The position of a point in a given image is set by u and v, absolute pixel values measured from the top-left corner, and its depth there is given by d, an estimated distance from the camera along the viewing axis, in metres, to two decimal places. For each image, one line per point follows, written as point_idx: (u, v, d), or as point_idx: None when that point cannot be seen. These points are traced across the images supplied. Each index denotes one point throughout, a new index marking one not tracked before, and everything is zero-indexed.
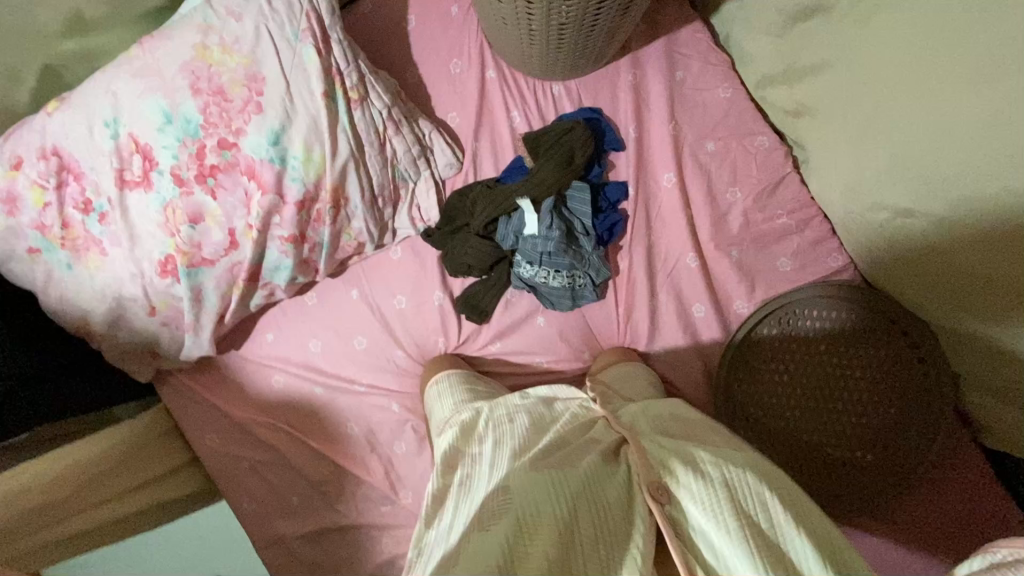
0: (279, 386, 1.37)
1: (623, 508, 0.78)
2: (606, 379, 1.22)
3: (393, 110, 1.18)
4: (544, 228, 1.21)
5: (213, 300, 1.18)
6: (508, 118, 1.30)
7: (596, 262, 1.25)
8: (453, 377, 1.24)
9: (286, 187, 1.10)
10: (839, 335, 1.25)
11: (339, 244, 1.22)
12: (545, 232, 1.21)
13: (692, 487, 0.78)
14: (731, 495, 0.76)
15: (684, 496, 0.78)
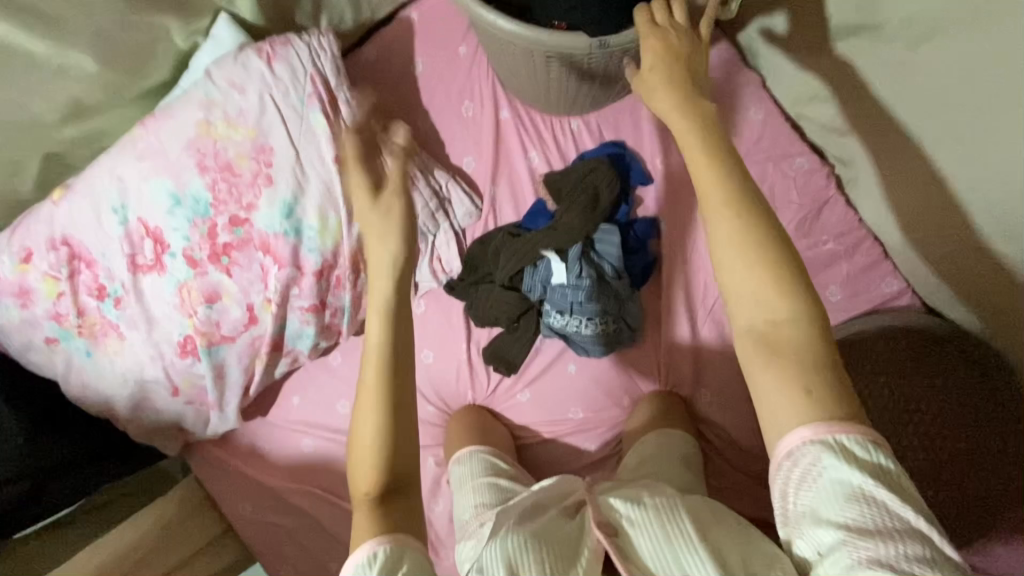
0: (307, 451, 1.32)
1: (574, 539, 0.80)
2: (641, 454, 1.13)
3: (408, 166, 1.11)
4: (573, 277, 1.14)
5: (237, 374, 1.14)
6: (525, 159, 1.24)
7: (629, 307, 1.18)
8: (476, 461, 1.16)
9: (303, 258, 1.04)
10: (899, 362, 1.10)
11: (361, 305, 1.16)
12: (574, 281, 1.14)
13: (633, 516, 0.80)
14: (669, 516, 0.80)
15: (632, 526, 0.79)
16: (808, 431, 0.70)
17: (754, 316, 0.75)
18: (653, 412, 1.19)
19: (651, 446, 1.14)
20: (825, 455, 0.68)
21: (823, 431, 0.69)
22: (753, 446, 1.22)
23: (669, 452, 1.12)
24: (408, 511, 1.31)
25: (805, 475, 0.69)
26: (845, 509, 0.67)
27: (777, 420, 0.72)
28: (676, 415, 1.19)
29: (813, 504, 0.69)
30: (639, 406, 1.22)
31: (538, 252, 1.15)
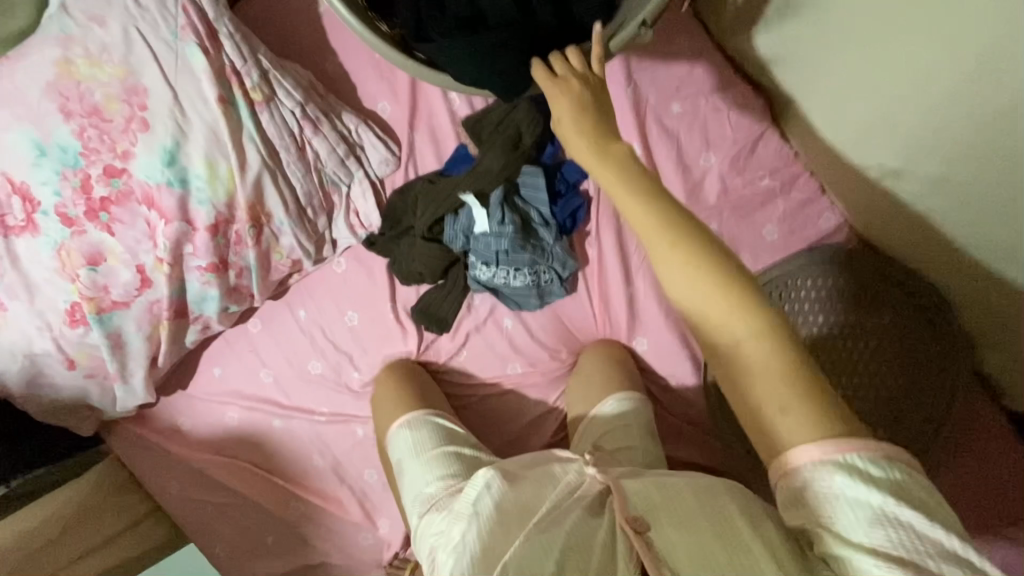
0: (233, 423, 1.26)
1: (606, 555, 0.76)
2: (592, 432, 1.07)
3: (308, 108, 1.03)
4: (497, 225, 1.07)
5: (139, 344, 1.06)
6: (444, 100, 1.15)
7: (558, 256, 1.12)
8: (435, 429, 1.06)
9: (192, 211, 0.96)
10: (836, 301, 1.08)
11: (271, 265, 1.09)
12: (498, 228, 1.08)
13: (667, 522, 0.76)
14: (722, 528, 0.74)
15: (664, 530, 0.75)
16: (818, 450, 0.68)
17: (738, 331, 0.71)
18: (607, 365, 1.14)
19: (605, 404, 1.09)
20: (841, 475, 0.67)
21: (822, 453, 0.67)
22: (688, 393, 1.19)
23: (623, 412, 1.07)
24: (342, 480, 1.26)
25: (825, 495, 0.67)
26: (867, 530, 0.65)
27: (791, 439, 0.69)
28: (624, 370, 1.15)
29: (839, 524, 0.67)
30: (590, 352, 1.18)
31: (459, 198, 1.09)
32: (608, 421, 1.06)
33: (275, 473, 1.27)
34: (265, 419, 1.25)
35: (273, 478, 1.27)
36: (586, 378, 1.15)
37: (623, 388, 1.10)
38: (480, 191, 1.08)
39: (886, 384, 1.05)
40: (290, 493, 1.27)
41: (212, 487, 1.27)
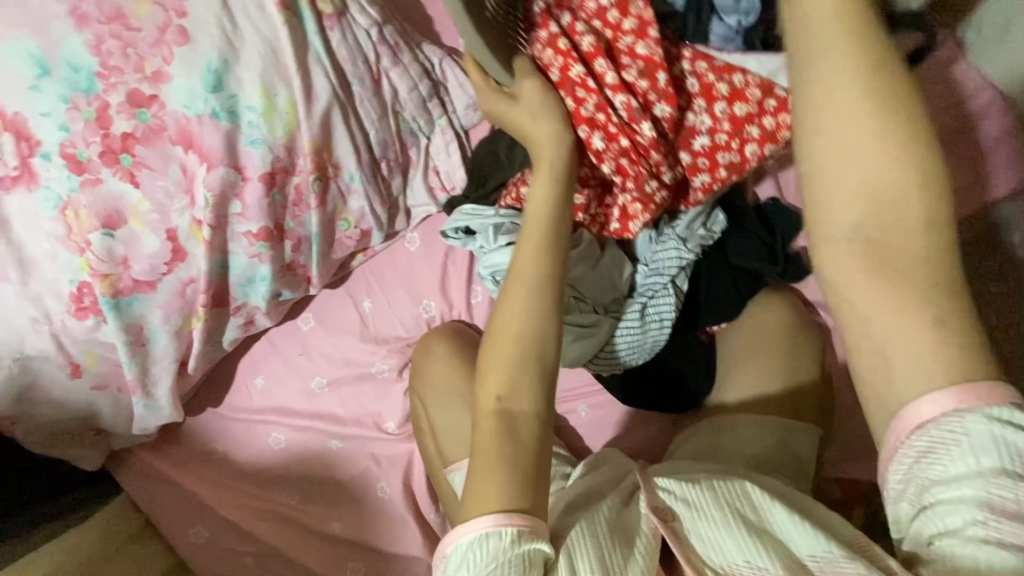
0: (277, 449, 0.99)
1: (623, 542, 0.65)
2: (725, 430, 0.83)
3: (386, 31, 0.80)
4: (655, 313, 0.74)
5: (165, 342, 0.81)
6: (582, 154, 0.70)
7: (753, 257, 0.85)
8: None
9: (242, 154, 0.73)
10: None
11: (335, 237, 0.84)
12: (652, 260, 0.75)
13: (683, 493, 0.68)
14: (719, 499, 0.65)
15: (688, 512, 0.65)
16: (949, 399, 0.48)
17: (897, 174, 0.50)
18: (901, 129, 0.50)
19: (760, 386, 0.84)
20: (977, 424, 0.46)
21: (965, 401, 0.47)
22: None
23: (774, 425, 0.81)
24: (413, 524, 0.96)
25: (929, 451, 0.48)
26: (836, 556, 0.56)
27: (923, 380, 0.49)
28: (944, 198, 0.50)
29: (937, 489, 0.48)
30: (765, 297, 0.87)
31: (708, 204, 0.75)
32: (753, 422, 0.82)
33: (327, 519, 0.97)
34: (319, 442, 0.99)
35: (323, 527, 0.97)
36: (747, 350, 0.86)
37: (783, 399, 0.83)
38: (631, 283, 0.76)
39: None
40: (347, 545, 0.97)
41: (249, 535, 0.98)
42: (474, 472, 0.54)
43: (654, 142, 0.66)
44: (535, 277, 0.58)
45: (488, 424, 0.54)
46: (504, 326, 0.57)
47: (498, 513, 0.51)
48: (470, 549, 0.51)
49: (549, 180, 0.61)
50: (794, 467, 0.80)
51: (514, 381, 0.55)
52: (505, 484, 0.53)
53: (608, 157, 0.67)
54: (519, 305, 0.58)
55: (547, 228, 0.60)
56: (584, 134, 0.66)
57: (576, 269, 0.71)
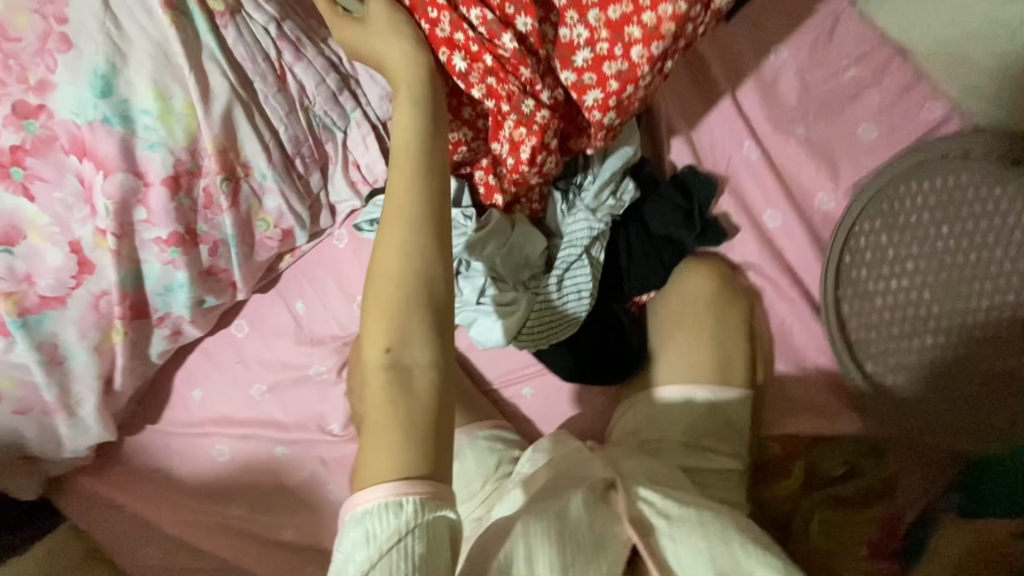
0: (222, 461, 0.98)
1: (595, 544, 0.67)
2: (662, 405, 0.85)
3: (285, 25, 0.79)
4: (572, 284, 0.76)
5: (84, 360, 0.79)
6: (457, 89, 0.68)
7: (671, 224, 0.86)
8: (478, 447, 0.87)
9: (140, 159, 0.71)
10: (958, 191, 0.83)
11: (254, 238, 0.83)
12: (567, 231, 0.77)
13: (665, 509, 0.71)
14: (704, 527, 0.69)
15: (667, 527, 0.69)
16: None
17: None
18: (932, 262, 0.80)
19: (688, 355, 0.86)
20: None
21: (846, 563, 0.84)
22: (800, 349, 0.93)
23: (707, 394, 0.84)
24: None
25: None
26: None
27: None
28: None
29: None
30: (694, 267, 0.88)
31: (616, 174, 0.77)
32: (687, 394, 0.84)
33: (278, 526, 0.96)
34: (265, 449, 0.97)
35: (275, 534, 0.95)
36: (677, 318, 0.87)
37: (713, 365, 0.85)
38: (547, 259, 0.78)
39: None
40: (301, 551, 0.95)
41: (199, 551, 0.96)
42: (367, 434, 0.53)
43: (520, 55, 0.64)
44: (410, 217, 0.57)
45: (378, 377, 0.54)
46: (385, 276, 0.56)
47: (396, 481, 0.51)
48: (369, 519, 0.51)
49: (411, 101, 0.60)
50: (725, 437, 0.83)
51: (401, 327, 0.55)
52: (405, 437, 0.53)
53: (475, 80, 0.65)
54: (394, 243, 0.57)
55: (412, 158, 0.59)
56: (445, 57, 0.64)
57: (487, 248, 0.73)
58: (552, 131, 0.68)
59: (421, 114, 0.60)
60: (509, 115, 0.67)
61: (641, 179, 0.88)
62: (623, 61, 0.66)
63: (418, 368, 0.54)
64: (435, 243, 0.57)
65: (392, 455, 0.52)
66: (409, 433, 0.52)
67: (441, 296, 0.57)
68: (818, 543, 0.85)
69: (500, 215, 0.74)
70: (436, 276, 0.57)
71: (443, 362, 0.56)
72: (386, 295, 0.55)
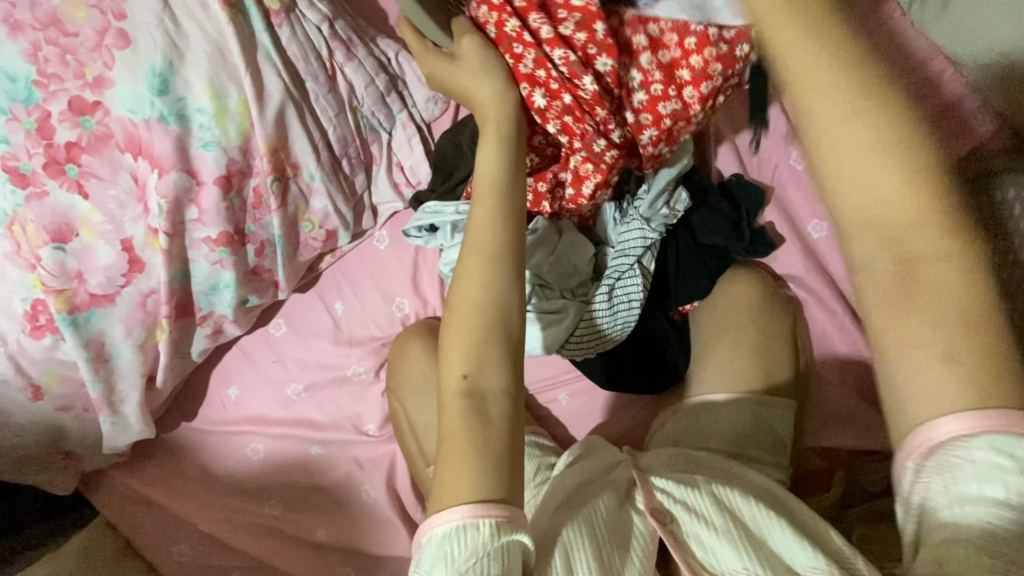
0: (256, 459, 0.97)
1: (624, 542, 0.68)
2: (700, 416, 0.84)
3: (337, 25, 0.78)
4: (623, 294, 0.75)
5: (129, 357, 0.79)
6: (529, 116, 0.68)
7: (719, 235, 0.86)
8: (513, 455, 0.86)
9: (194, 158, 0.71)
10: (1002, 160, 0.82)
11: (298, 238, 0.82)
12: (618, 241, 0.76)
13: (681, 495, 0.71)
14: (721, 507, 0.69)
15: (685, 512, 0.69)
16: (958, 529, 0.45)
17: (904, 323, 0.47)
18: (865, 107, 0.46)
19: (731, 366, 0.84)
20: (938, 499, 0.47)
21: (977, 424, 0.45)
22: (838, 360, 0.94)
23: (750, 405, 0.82)
24: (400, 527, 0.93)
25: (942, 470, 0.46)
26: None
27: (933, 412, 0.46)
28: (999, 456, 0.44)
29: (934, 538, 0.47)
30: (735, 274, 0.87)
31: (670, 184, 0.76)
32: (728, 405, 0.83)
33: (313, 527, 0.95)
34: (301, 448, 0.97)
35: (309, 535, 0.94)
36: (719, 328, 0.86)
37: (757, 378, 0.83)
38: (595, 266, 0.77)
39: None
40: (334, 553, 0.94)
41: (232, 550, 0.95)
42: (447, 456, 0.53)
43: (598, 96, 0.63)
44: (491, 250, 0.57)
45: (456, 401, 0.53)
46: (467, 308, 0.56)
47: (475, 503, 0.51)
48: (447, 541, 0.50)
49: (496, 142, 0.60)
50: (772, 451, 0.82)
51: (479, 356, 0.54)
52: (478, 465, 0.52)
53: (552, 116, 0.64)
54: (474, 273, 0.57)
55: (496, 195, 0.59)
56: (525, 92, 0.62)
57: (536, 254, 0.72)
58: (617, 169, 0.68)
59: (506, 150, 0.60)
60: (577, 151, 0.66)
61: (689, 189, 0.87)
62: (676, 102, 0.67)
63: (493, 397, 0.54)
64: (513, 275, 0.57)
65: (462, 480, 0.52)
66: (482, 462, 0.52)
67: (517, 327, 0.56)
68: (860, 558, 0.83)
69: (547, 221, 0.73)
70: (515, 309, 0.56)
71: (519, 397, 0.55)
72: (467, 327, 0.55)
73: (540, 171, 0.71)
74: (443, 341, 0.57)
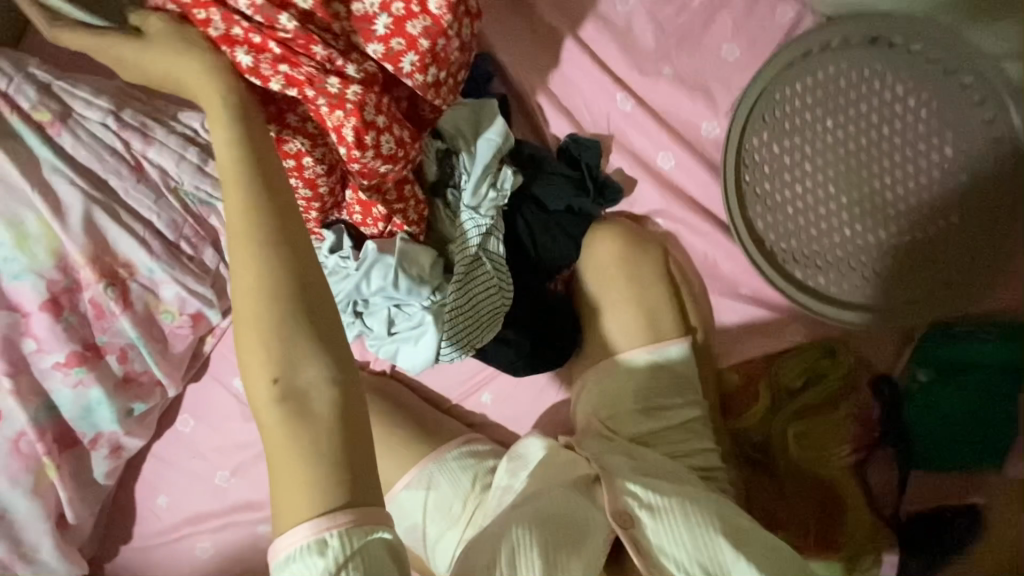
0: (208, 556, 0.95)
1: (580, 536, 0.70)
2: (604, 381, 0.85)
3: (125, 114, 0.76)
4: (475, 287, 0.75)
5: (23, 505, 0.77)
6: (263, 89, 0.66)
7: (567, 196, 0.86)
8: (446, 477, 0.85)
9: (11, 292, 0.71)
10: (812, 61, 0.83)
11: (165, 332, 0.80)
12: (457, 239, 0.77)
13: (652, 504, 0.72)
14: (688, 521, 0.71)
15: (651, 522, 0.71)
16: None
17: None
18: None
19: (618, 325, 0.86)
20: None
21: None
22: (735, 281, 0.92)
23: (648, 357, 0.84)
24: None
25: None
26: None
27: None
28: None
29: None
30: (607, 229, 0.87)
31: (490, 164, 0.76)
32: (629, 361, 0.85)
33: None
34: (248, 532, 0.95)
35: None
36: (597, 289, 0.87)
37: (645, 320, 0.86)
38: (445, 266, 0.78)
39: (911, 167, 0.79)
40: None
41: None
42: (275, 465, 0.55)
43: (305, 33, 0.61)
44: (260, 239, 0.56)
45: (273, 408, 0.54)
46: (248, 304, 0.56)
47: (316, 520, 0.53)
48: (297, 560, 0.53)
49: (226, 122, 0.58)
50: (681, 392, 0.84)
51: (284, 352, 0.55)
52: (314, 471, 0.54)
53: (269, 73, 0.61)
54: (247, 265, 0.56)
55: (244, 176, 0.57)
56: (229, 55, 0.61)
57: (371, 279, 0.74)
58: (371, 106, 0.65)
59: (241, 131, 0.58)
60: (319, 101, 0.64)
61: (525, 165, 0.88)
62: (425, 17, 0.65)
63: (315, 390, 0.55)
64: (286, 261, 0.56)
65: (302, 481, 0.54)
66: (316, 454, 0.54)
67: (317, 304, 0.57)
68: (795, 452, 0.89)
69: (378, 245, 0.74)
70: (301, 286, 0.56)
71: (341, 376, 0.56)
72: (253, 328, 0.55)
73: (316, 153, 0.69)
74: (240, 351, 0.56)
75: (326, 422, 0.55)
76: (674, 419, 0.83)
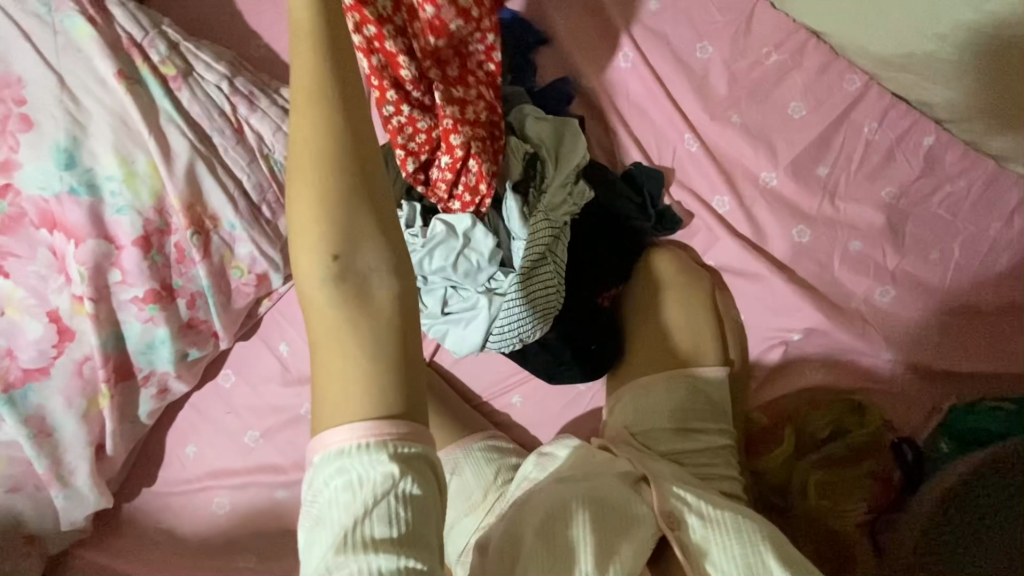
0: (224, 514, 0.97)
1: (632, 519, 0.71)
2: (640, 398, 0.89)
3: (237, 82, 0.82)
4: (539, 280, 0.79)
5: (72, 428, 0.80)
6: None
7: (628, 218, 0.92)
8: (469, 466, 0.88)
9: (109, 224, 0.75)
10: None
11: (230, 287, 0.84)
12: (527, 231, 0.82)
13: (701, 515, 0.72)
14: (743, 537, 0.70)
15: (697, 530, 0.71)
16: None
17: None
18: None
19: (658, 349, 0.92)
20: None
21: None
22: (779, 325, 0.94)
23: (686, 379, 0.89)
24: None
25: None
26: None
27: None
28: None
29: None
30: (662, 254, 0.94)
31: (569, 176, 0.85)
32: (665, 380, 0.89)
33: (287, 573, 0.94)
34: (266, 496, 0.96)
35: None
36: (643, 308, 0.93)
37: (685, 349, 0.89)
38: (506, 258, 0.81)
39: None
40: None
41: None
42: (322, 350, 0.48)
43: None
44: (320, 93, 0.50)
45: (326, 282, 0.47)
46: (306, 162, 0.49)
47: (365, 421, 0.46)
48: (341, 456, 0.46)
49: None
50: (713, 417, 0.87)
51: (346, 224, 0.48)
52: (368, 364, 0.47)
53: None
54: (307, 129, 0.49)
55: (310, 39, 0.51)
56: None
57: (433, 259, 0.78)
58: None
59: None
60: None
61: (596, 182, 0.93)
62: None
63: (376, 275, 0.48)
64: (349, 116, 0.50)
65: (356, 369, 0.47)
66: (378, 340, 0.47)
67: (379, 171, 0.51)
68: (817, 501, 0.89)
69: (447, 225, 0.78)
70: (362, 150, 0.49)
71: (401, 265, 0.49)
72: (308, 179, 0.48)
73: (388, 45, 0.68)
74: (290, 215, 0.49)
75: (381, 312, 0.48)
76: (703, 442, 0.86)
